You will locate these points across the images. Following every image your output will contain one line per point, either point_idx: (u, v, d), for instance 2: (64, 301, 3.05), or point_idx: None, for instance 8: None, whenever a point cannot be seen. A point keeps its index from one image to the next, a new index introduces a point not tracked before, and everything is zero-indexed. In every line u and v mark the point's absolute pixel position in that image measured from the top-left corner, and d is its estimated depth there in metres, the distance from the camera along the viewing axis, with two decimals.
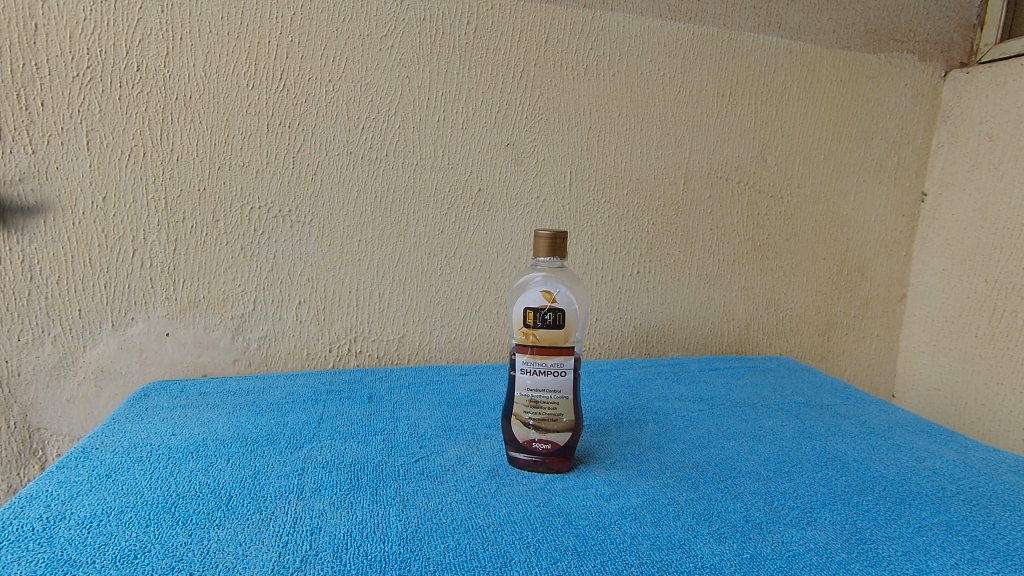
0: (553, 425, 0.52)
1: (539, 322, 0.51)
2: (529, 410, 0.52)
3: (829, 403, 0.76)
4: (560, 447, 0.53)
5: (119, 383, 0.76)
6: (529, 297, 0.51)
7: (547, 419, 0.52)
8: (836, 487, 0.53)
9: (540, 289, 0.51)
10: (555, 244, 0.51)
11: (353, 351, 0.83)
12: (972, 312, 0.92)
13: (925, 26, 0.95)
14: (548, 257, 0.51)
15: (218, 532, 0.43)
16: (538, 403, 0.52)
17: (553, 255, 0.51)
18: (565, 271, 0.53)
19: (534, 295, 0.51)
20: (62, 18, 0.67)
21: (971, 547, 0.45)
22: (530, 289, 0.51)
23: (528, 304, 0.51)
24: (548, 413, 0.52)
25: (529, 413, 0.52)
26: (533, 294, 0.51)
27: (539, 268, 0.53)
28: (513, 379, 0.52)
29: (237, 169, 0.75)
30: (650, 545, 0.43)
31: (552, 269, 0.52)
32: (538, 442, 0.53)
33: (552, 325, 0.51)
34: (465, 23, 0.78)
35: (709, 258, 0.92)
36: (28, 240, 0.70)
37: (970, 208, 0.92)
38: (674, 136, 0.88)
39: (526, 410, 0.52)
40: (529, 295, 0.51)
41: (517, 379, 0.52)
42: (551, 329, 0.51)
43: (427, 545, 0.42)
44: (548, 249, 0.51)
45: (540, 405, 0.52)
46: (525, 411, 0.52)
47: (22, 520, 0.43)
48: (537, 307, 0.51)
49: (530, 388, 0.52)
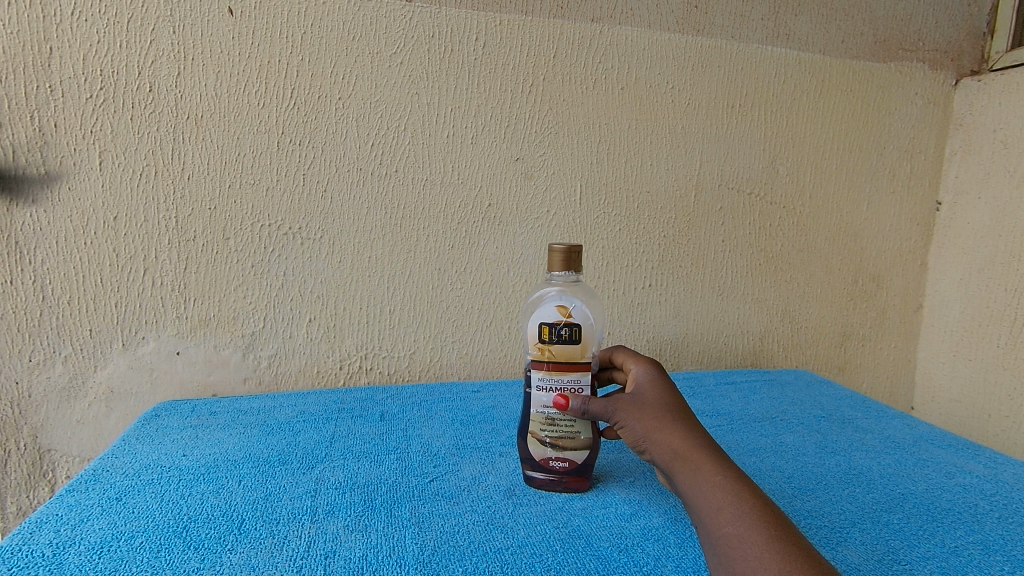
0: (570, 443, 0.51)
1: (555, 337, 0.49)
2: (546, 428, 0.51)
3: (850, 417, 0.74)
4: (577, 466, 0.52)
5: (129, 404, 0.76)
6: (543, 312, 0.50)
7: (563, 437, 0.51)
8: (864, 505, 0.52)
9: (555, 304, 0.49)
10: (570, 259, 0.49)
11: (364, 368, 0.83)
12: (991, 322, 0.90)
13: (934, 35, 0.95)
14: (563, 272, 0.49)
15: (230, 557, 0.42)
16: (555, 421, 0.50)
17: (568, 270, 0.49)
18: (579, 285, 0.52)
19: (549, 310, 0.49)
20: (75, 41, 0.68)
21: (1009, 568, 0.43)
22: (544, 304, 0.50)
23: (543, 320, 0.49)
24: (565, 431, 0.50)
25: (545, 430, 0.51)
26: (547, 309, 0.49)
27: (553, 283, 0.51)
28: (528, 395, 0.51)
29: (248, 188, 0.75)
30: (674, 567, 0.42)
31: (566, 284, 0.51)
32: (554, 460, 0.52)
33: (569, 340, 0.49)
34: (474, 39, 0.78)
35: (722, 269, 0.91)
36: (40, 260, 0.70)
37: (986, 216, 0.90)
38: (684, 149, 0.87)
39: (542, 428, 0.51)
40: (543, 310, 0.50)
41: (533, 396, 0.51)
42: (567, 344, 0.49)
43: (445, 568, 0.41)
44: (562, 263, 0.49)
45: (556, 423, 0.50)
46: (541, 429, 0.51)
47: (31, 546, 0.42)
48: (551, 323, 0.49)
49: (545, 405, 0.50)
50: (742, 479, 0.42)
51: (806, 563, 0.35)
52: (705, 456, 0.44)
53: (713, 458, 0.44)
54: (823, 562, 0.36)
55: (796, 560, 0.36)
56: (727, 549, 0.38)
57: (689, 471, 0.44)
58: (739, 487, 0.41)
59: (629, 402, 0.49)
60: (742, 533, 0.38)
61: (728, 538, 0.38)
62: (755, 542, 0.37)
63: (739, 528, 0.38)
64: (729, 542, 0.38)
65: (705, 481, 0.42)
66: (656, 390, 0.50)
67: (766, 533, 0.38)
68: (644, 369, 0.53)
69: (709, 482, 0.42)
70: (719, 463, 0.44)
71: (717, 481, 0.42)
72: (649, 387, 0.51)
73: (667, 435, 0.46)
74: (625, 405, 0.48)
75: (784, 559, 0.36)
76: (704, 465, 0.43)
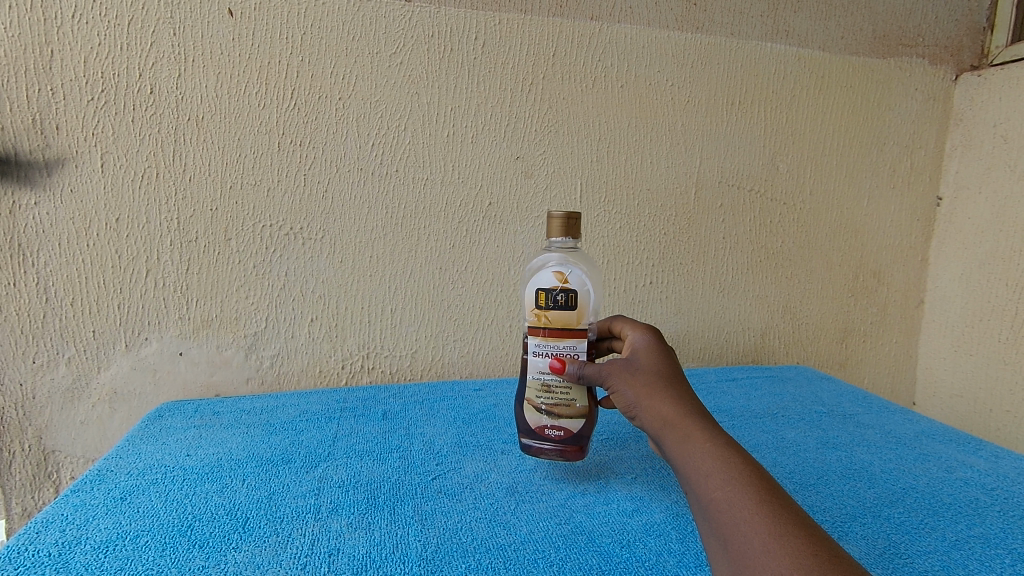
0: (566, 411, 0.52)
1: (551, 303, 0.50)
2: (542, 394, 0.52)
3: (852, 412, 0.74)
4: (573, 434, 0.52)
5: (133, 405, 0.76)
6: (541, 278, 0.50)
7: (559, 404, 0.52)
8: (865, 500, 0.52)
9: (551, 270, 0.50)
10: (569, 226, 0.50)
11: (366, 368, 0.83)
12: (993, 317, 0.90)
13: (933, 30, 0.95)
14: (561, 238, 0.50)
15: (235, 555, 0.42)
16: (551, 387, 0.51)
17: (566, 236, 0.50)
18: (579, 253, 0.53)
19: (546, 276, 0.50)
20: (76, 43, 0.68)
21: (1010, 561, 0.43)
22: (542, 270, 0.51)
23: (540, 285, 0.50)
24: (561, 398, 0.51)
25: (541, 397, 0.52)
26: (544, 276, 0.50)
27: (553, 250, 0.52)
28: (526, 362, 0.52)
29: (250, 188, 0.75)
30: (677, 562, 0.42)
31: (566, 252, 0.52)
32: (550, 428, 0.53)
33: (564, 305, 0.50)
34: (473, 38, 0.78)
35: (723, 267, 0.92)
36: (43, 263, 0.71)
37: (986, 211, 0.90)
38: (684, 147, 0.87)
39: (538, 395, 0.52)
40: (540, 277, 0.50)
41: (531, 362, 0.52)
42: (563, 311, 0.50)
43: (448, 565, 0.41)
44: (561, 230, 0.50)
45: (552, 390, 0.51)
46: (537, 395, 0.52)
47: (37, 545, 0.42)
48: (548, 289, 0.50)
49: (542, 371, 0.51)
50: (732, 445, 0.42)
51: (794, 522, 0.35)
52: (695, 424, 0.44)
53: (703, 426, 0.43)
54: (812, 523, 0.35)
55: (783, 520, 0.35)
56: (715, 512, 0.38)
57: (678, 438, 0.43)
58: (729, 452, 0.41)
59: (622, 368, 0.49)
60: (730, 497, 0.38)
61: (716, 502, 0.38)
62: (743, 504, 0.37)
63: (728, 492, 0.38)
64: (717, 506, 0.38)
65: (694, 447, 0.42)
66: (652, 357, 0.50)
67: (755, 496, 0.37)
68: (642, 336, 0.53)
69: (698, 448, 0.42)
70: (709, 430, 0.43)
71: (706, 447, 0.42)
72: (643, 353, 0.51)
73: (658, 402, 0.46)
74: (617, 369, 0.49)
75: (771, 519, 0.35)
76: (693, 433, 0.43)
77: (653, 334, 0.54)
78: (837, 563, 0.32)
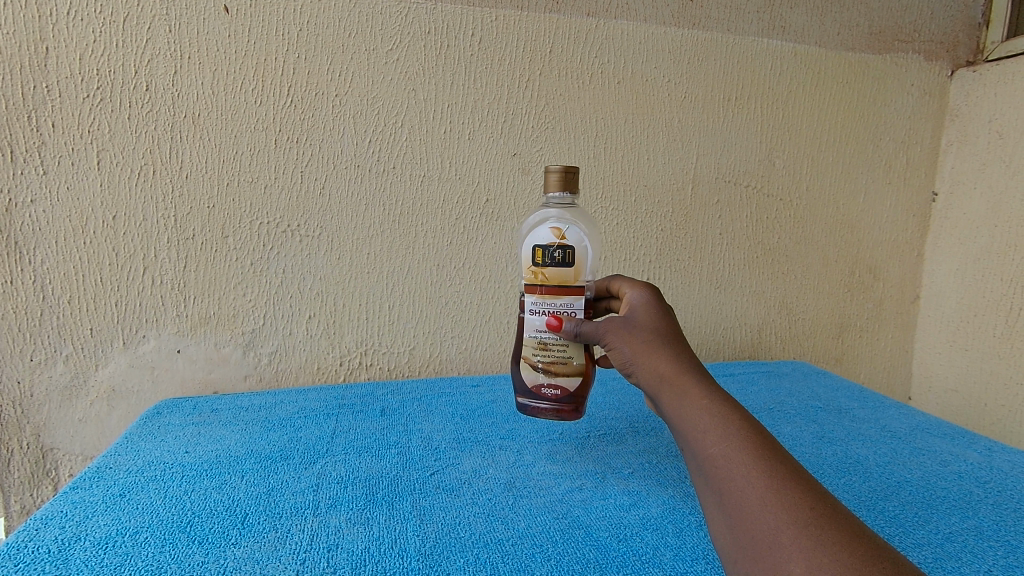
0: (562, 369, 0.53)
1: (548, 260, 0.51)
2: (538, 352, 0.53)
3: (847, 407, 0.75)
4: (569, 393, 0.53)
5: (131, 402, 0.76)
6: (538, 234, 0.52)
7: (556, 362, 0.53)
8: (859, 493, 0.52)
9: (548, 226, 0.51)
10: (567, 180, 0.50)
11: (364, 365, 0.83)
12: (988, 312, 0.91)
13: (929, 26, 0.95)
14: (559, 193, 0.51)
15: (234, 551, 0.42)
16: (547, 345, 0.52)
17: (565, 190, 0.51)
18: (577, 210, 0.54)
19: (544, 232, 0.51)
20: (72, 40, 0.68)
21: (1003, 553, 0.43)
22: (540, 227, 0.52)
23: (538, 242, 0.51)
24: (557, 356, 0.52)
25: (538, 355, 0.53)
26: (542, 232, 0.51)
27: (551, 206, 0.53)
28: (523, 321, 0.54)
29: (246, 186, 0.75)
30: (673, 555, 0.43)
31: (564, 208, 0.53)
32: (546, 387, 0.54)
33: (561, 261, 0.51)
34: (470, 34, 0.78)
35: (720, 263, 0.92)
36: (40, 261, 0.71)
37: (981, 207, 0.91)
38: (681, 143, 0.87)
39: (534, 353, 0.53)
40: (539, 233, 0.52)
41: (528, 321, 0.53)
42: (560, 267, 0.51)
43: (447, 560, 0.41)
44: (560, 184, 0.51)
45: (548, 347, 0.52)
46: (533, 353, 0.53)
47: (36, 543, 0.42)
48: (545, 245, 0.51)
49: (539, 329, 0.53)
50: (729, 401, 0.41)
51: (794, 481, 0.35)
52: (692, 380, 0.43)
53: (701, 382, 0.42)
54: (811, 480, 0.35)
55: (784, 479, 0.35)
56: (713, 469, 0.37)
57: (674, 394, 0.42)
58: (727, 408, 0.40)
59: (620, 325, 0.48)
60: (729, 454, 0.37)
61: (714, 459, 0.37)
62: (742, 462, 0.36)
63: (726, 448, 0.37)
64: (714, 462, 0.37)
65: (692, 403, 0.41)
66: (649, 314, 0.49)
67: (754, 453, 0.37)
68: (640, 294, 0.52)
69: (696, 404, 0.41)
70: (706, 386, 0.42)
71: (704, 403, 0.40)
72: (641, 310, 0.50)
73: (655, 358, 0.45)
74: (615, 327, 0.47)
75: (772, 477, 0.35)
76: (691, 389, 0.42)
77: (650, 291, 0.52)
78: (838, 523, 0.33)
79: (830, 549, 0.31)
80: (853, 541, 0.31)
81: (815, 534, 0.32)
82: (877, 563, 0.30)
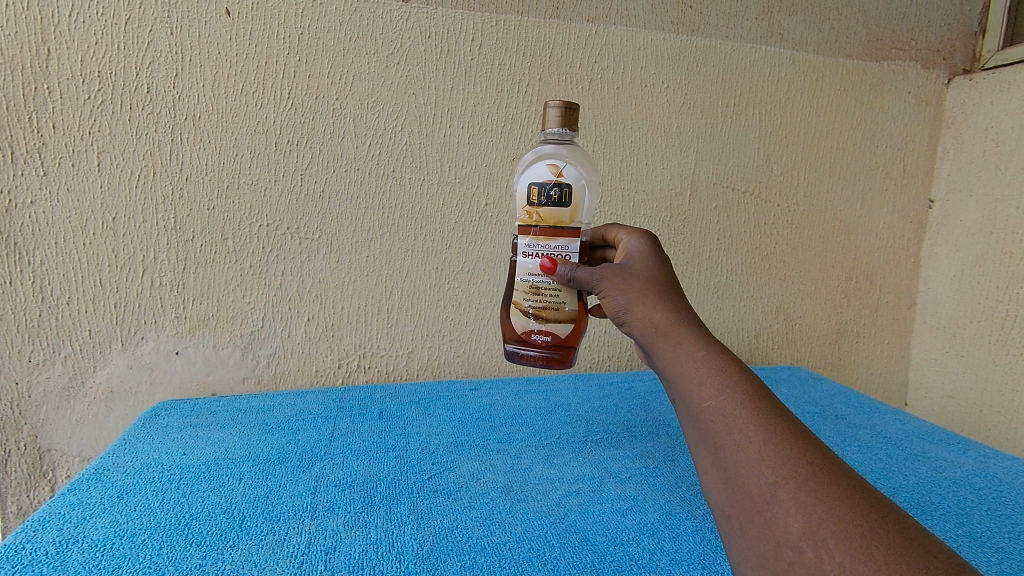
0: (554, 314, 0.53)
1: (544, 199, 0.50)
2: (530, 297, 0.53)
3: (843, 413, 0.75)
4: (559, 339, 0.53)
5: (129, 404, 0.76)
6: (535, 171, 0.51)
7: (547, 307, 0.53)
8: None
9: (546, 162, 0.50)
10: (567, 117, 0.51)
11: (363, 367, 0.83)
12: (984, 320, 0.91)
13: (926, 34, 0.96)
14: (558, 129, 0.51)
15: (232, 553, 0.42)
16: (540, 289, 0.52)
17: (565, 127, 0.51)
18: (575, 149, 0.53)
19: (541, 169, 0.50)
20: (74, 42, 0.68)
21: (997, 559, 0.44)
22: (537, 163, 0.51)
23: (534, 179, 0.50)
24: (549, 301, 0.52)
25: (529, 299, 0.53)
26: (539, 168, 0.50)
27: (549, 144, 0.52)
28: (515, 263, 0.53)
29: (246, 188, 0.75)
30: (669, 560, 0.43)
31: (562, 146, 0.52)
32: (537, 333, 0.54)
33: (557, 201, 0.50)
34: (470, 39, 0.79)
35: (718, 268, 0.92)
36: (39, 262, 0.71)
37: (977, 214, 0.91)
38: (680, 148, 0.88)
39: (525, 297, 0.53)
40: (535, 170, 0.51)
41: (520, 263, 0.53)
42: (556, 207, 0.50)
43: (443, 564, 0.42)
44: (560, 120, 0.51)
45: (540, 292, 0.52)
46: (525, 298, 0.53)
47: (34, 544, 0.42)
48: (542, 182, 0.50)
49: (532, 272, 0.52)
50: (726, 353, 0.41)
51: (791, 433, 0.35)
52: (688, 333, 0.42)
53: (696, 334, 0.42)
54: (808, 432, 0.35)
55: (781, 432, 0.35)
56: (708, 422, 0.37)
57: (670, 348, 0.43)
58: (723, 360, 0.40)
59: (616, 272, 0.48)
60: (725, 407, 0.37)
61: (709, 412, 0.37)
62: (739, 416, 0.36)
63: (722, 402, 0.37)
64: (709, 416, 0.37)
65: (688, 356, 0.41)
66: (647, 263, 0.49)
67: (751, 406, 0.36)
68: (638, 241, 0.52)
69: (691, 356, 0.41)
70: (702, 338, 0.42)
71: (700, 356, 0.40)
72: (638, 257, 0.50)
73: (650, 308, 0.45)
74: (610, 274, 0.48)
75: (770, 432, 0.35)
76: (686, 340, 0.42)
77: (648, 238, 0.52)
78: (837, 478, 0.32)
79: (828, 504, 0.31)
80: (852, 497, 0.31)
81: (814, 488, 0.32)
82: (879, 519, 0.30)
